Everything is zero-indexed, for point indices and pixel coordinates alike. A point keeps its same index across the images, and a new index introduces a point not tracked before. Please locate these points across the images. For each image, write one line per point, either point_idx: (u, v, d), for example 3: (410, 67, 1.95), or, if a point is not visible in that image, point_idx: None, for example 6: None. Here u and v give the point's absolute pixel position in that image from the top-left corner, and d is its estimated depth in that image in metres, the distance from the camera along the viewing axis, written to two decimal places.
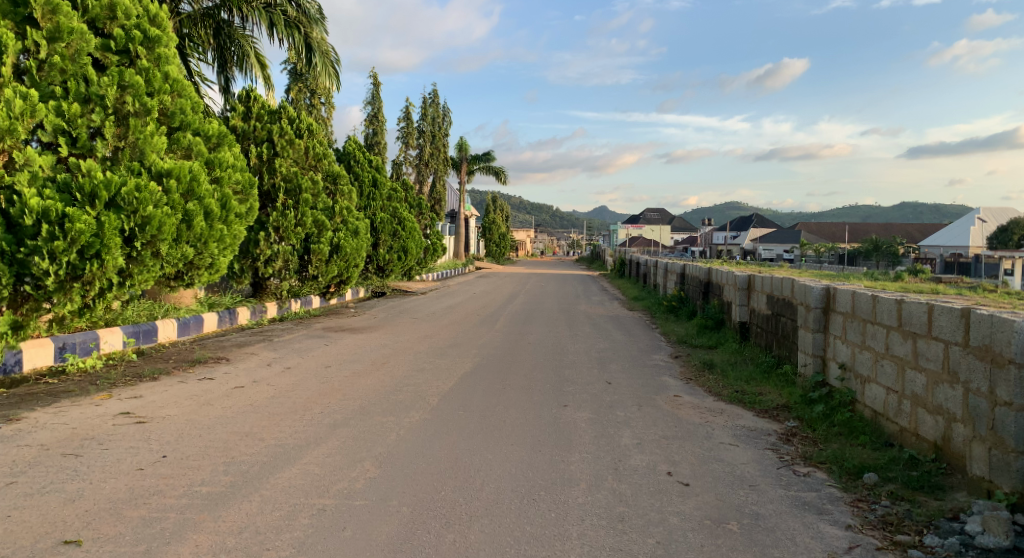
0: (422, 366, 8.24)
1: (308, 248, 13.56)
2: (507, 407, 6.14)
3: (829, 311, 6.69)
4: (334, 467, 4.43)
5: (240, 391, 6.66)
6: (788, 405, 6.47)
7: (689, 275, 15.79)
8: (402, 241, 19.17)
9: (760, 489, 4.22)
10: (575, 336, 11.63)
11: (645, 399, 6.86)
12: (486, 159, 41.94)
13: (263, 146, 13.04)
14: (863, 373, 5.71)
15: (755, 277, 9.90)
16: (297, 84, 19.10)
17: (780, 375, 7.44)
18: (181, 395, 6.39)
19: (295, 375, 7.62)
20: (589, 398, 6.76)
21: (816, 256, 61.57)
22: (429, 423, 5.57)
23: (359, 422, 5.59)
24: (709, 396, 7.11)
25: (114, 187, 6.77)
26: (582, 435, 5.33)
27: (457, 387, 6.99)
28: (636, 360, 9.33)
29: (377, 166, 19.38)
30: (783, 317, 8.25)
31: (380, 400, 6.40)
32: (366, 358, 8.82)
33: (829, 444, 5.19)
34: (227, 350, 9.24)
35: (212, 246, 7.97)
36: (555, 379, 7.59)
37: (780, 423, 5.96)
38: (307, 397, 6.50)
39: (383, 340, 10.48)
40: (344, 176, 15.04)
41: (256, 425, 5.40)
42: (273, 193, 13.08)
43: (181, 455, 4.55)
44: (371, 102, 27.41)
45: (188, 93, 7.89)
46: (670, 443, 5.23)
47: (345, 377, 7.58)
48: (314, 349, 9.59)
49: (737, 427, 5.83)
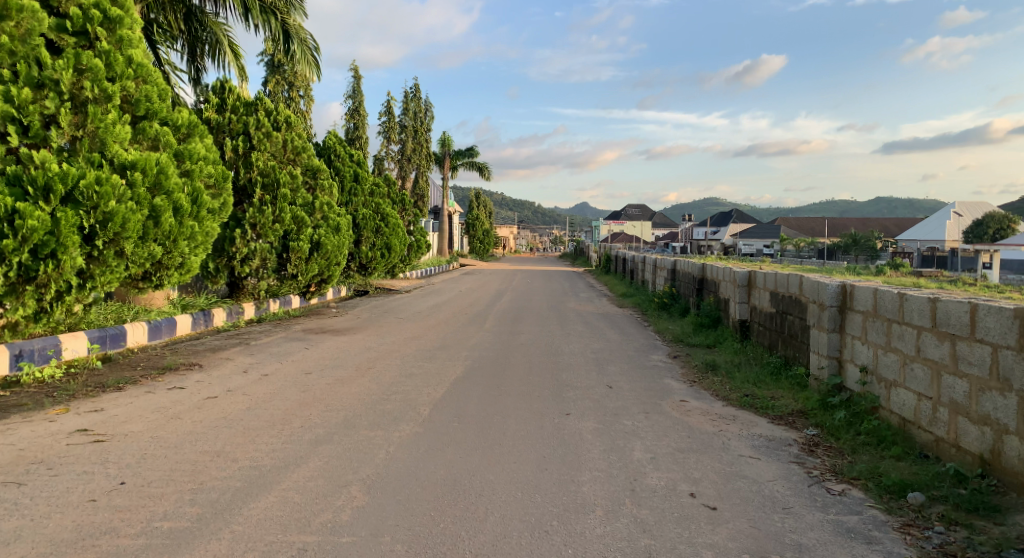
0: (410, 371, 7.74)
1: (287, 245, 12.97)
2: (505, 417, 5.66)
3: (845, 309, 6.29)
4: (317, 494, 3.94)
5: (213, 403, 6.11)
6: (805, 411, 6.05)
7: (680, 271, 15.42)
8: (385, 238, 18.56)
9: (795, 512, 3.82)
10: (568, 335, 11.19)
11: (651, 405, 6.42)
12: (470, 154, 41.35)
13: (238, 139, 12.43)
14: (890, 377, 5.31)
15: (756, 273, 9.51)
16: (274, 75, 18.37)
17: (791, 377, 7.05)
18: (148, 408, 5.82)
19: (273, 382, 7.08)
20: (592, 405, 6.29)
21: (796, 251, 61.84)
22: (422, 438, 5.08)
23: (344, 438, 5.08)
24: (717, 400, 6.69)
25: (72, 179, 6.20)
26: (590, 449, 4.87)
27: (448, 395, 6.49)
28: (634, 361, 8.89)
29: (359, 160, 18.77)
30: (789, 315, 7.88)
31: (367, 412, 5.89)
32: (350, 363, 8.29)
33: (859, 457, 4.78)
34: (200, 355, 8.64)
35: (181, 245, 7.35)
36: (553, 384, 7.12)
37: (798, 432, 5.56)
38: (285, 409, 5.96)
39: (368, 342, 9.94)
40: (323, 170, 14.45)
41: (228, 443, 4.86)
42: (248, 188, 12.45)
43: (142, 481, 4.02)
44: (351, 95, 26.64)
45: (154, 79, 7.28)
46: (686, 457, 4.79)
47: (328, 384, 7.04)
48: (294, 353, 9.03)
49: (755, 438, 5.39)
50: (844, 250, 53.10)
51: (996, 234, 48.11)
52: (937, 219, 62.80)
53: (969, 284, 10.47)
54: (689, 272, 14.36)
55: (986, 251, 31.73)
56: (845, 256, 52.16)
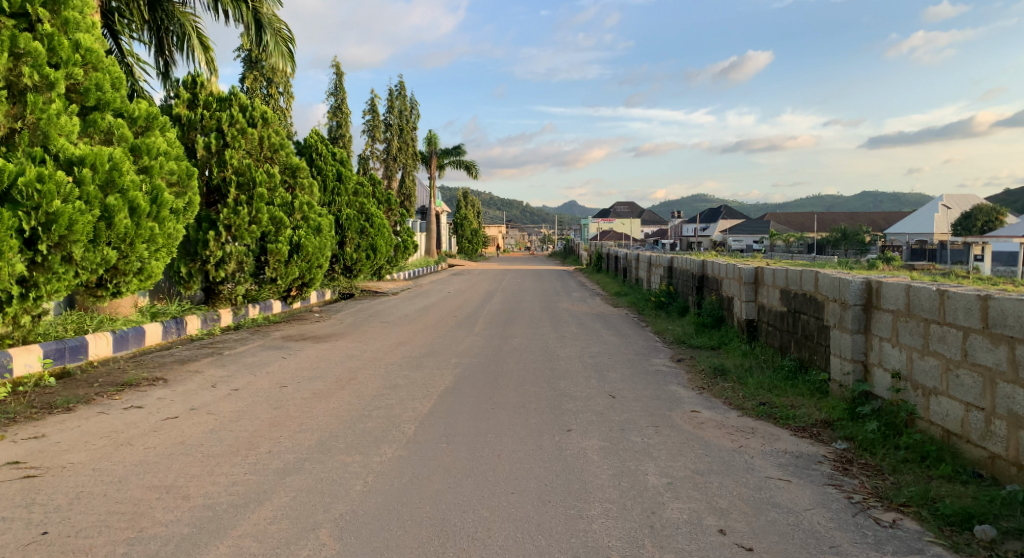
0: (395, 382, 7.11)
1: (264, 248, 12.29)
2: (499, 436, 5.06)
3: (870, 307, 5.75)
4: (281, 541, 3.34)
5: (173, 425, 5.45)
6: (831, 421, 5.49)
7: (677, 268, 14.84)
8: (370, 238, 17.90)
9: (846, 553, 3.26)
10: (563, 338, 10.60)
11: (660, 417, 5.83)
12: (457, 153, 40.71)
13: (211, 136, 11.73)
14: (930, 384, 4.76)
15: (764, 269, 8.95)
16: (252, 71, 17.63)
17: (810, 383, 6.50)
18: (96, 433, 5.14)
19: (243, 399, 6.42)
20: (595, 419, 5.70)
21: (784, 246, 61.51)
22: (406, 464, 4.47)
23: (317, 466, 4.46)
24: (731, 410, 6.12)
25: (8, 177, 5.51)
26: (597, 474, 4.29)
27: (437, 410, 5.88)
28: (636, 367, 8.30)
29: (342, 159, 18.07)
30: (803, 315, 7.33)
31: (346, 432, 5.26)
32: (329, 374, 7.63)
33: (903, 477, 4.21)
34: (167, 368, 7.95)
35: (139, 247, 6.68)
36: (551, 395, 6.51)
37: (827, 446, 5.00)
38: (253, 431, 5.32)
39: (351, 350, 9.29)
40: (303, 168, 13.80)
41: (183, 474, 4.22)
42: (222, 188, 11.76)
43: (70, 529, 3.39)
44: (333, 93, 25.87)
45: (106, 67, 6.62)
46: (707, 482, 4.21)
47: (303, 400, 6.39)
48: (270, 363, 8.36)
49: (780, 455, 4.82)
50: (833, 244, 52.90)
51: (984, 227, 47.90)
52: (925, 213, 62.75)
53: (962, 274, 10.09)
54: (687, 270, 13.80)
55: (977, 243, 31.42)
56: (835, 252, 51.97)
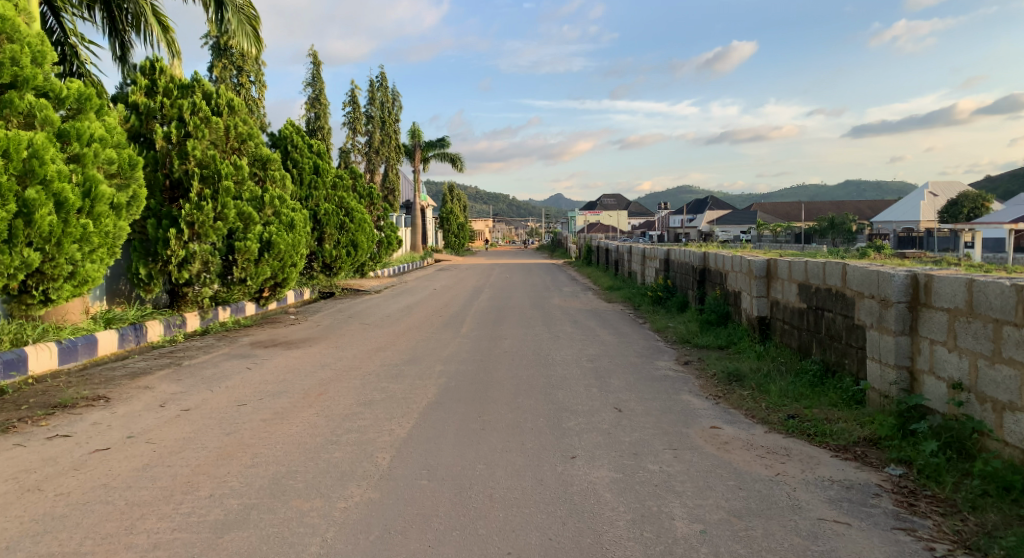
0: (371, 397, 6.27)
1: (232, 246, 11.35)
2: (491, 471, 4.25)
3: (916, 304, 4.97)
4: None
5: (101, 459, 4.57)
6: (877, 439, 4.72)
7: (675, 261, 14.04)
8: (350, 234, 17.00)
9: None
10: (557, 339, 9.77)
11: (676, 437, 5.02)
12: (442, 145, 39.73)
13: (171, 125, 10.73)
14: (1004, 398, 4.01)
15: (776, 261, 8.16)
16: (221, 59, 16.62)
17: (844, 391, 5.72)
18: (2, 474, 4.24)
19: (193, 423, 5.54)
20: (603, 440, 4.88)
21: (771, 236, 61.04)
22: (378, 513, 3.65)
23: (267, 516, 3.62)
24: (756, 426, 5.32)
25: None
26: (612, 521, 3.51)
27: (416, 435, 5.03)
28: (641, 371, 7.50)
29: (319, 151, 17.10)
30: (827, 312, 6.56)
31: (308, 466, 4.41)
32: (297, 388, 6.75)
33: (987, 517, 3.45)
34: (113, 383, 7.03)
35: (69, 247, 5.79)
36: (548, 410, 5.69)
37: (880, 472, 4.23)
38: (195, 466, 4.45)
39: (324, 358, 8.40)
40: (274, 159, 12.86)
41: (93, 534, 3.38)
42: (184, 181, 10.77)
43: None
44: (311, 84, 24.83)
45: (23, 38, 5.69)
46: (748, 528, 3.43)
47: (262, 423, 5.52)
48: (232, 376, 7.45)
49: (827, 486, 4.03)
50: (819, 233, 52.50)
51: (970, 214, 47.48)
52: (912, 200, 62.52)
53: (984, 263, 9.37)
54: (687, 262, 12.99)
55: (965, 230, 30.99)
56: (822, 241, 51.59)
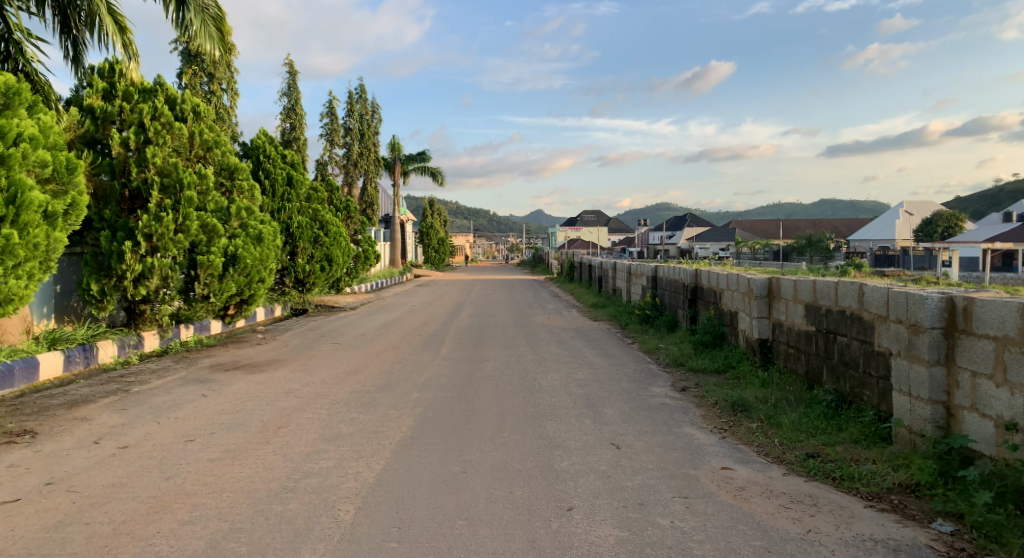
0: (337, 431, 5.55)
1: (194, 260, 10.57)
2: (474, 528, 3.58)
3: (953, 330, 4.40)
4: None
5: (6, 515, 3.82)
6: (914, 485, 4.13)
7: (663, 278, 13.48)
8: (325, 248, 16.23)
9: None
10: (543, 362, 9.12)
11: (685, 481, 4.39)
12: (423, 159, 39.14)
13: (131, 131, 9.95)
14: None
15: (779, 281, 7.59)
16: (191, 65, 15.86)
17: (868, 427, 5.12)
18: None
19: (129, 464, 4.79)
20: (602, 487, 4.22)
21: (751, 253, 61.22)
22: None
23: None
24: (772, 467, 4.70)
25: None
26: None
27: (386, 480, 4.33)
28: (635, 399, 6.88)
29: (294, 162, 16.36)
30: (841, 337, 5.98)
31: (255, 523, 3.70)
32: (255, 420, 6.00)
33: None
34: (46, 415, 6.22)
35: None
36: (538, 448, 5.01)
37: (929, 529, 3.63)
38: (120, 523, 3.72)
39: (289, 384, 7.64)
40: (243, 168, 12.12)
41: None
42: (143, 191, 9.98)
43: None
44: (287, 93, 24.11)
45: None
46: None
47: (208, 464, 4.78)
48: (184, 405, 6.67)
49: (871, 548, 3.42)
50: (798, 251, 52.74)
51: (945, 232, 47.59)
52: (888, 219, 63.12)
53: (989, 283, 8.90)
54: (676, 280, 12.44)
55: (940, 250, 31.12)
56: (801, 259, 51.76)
